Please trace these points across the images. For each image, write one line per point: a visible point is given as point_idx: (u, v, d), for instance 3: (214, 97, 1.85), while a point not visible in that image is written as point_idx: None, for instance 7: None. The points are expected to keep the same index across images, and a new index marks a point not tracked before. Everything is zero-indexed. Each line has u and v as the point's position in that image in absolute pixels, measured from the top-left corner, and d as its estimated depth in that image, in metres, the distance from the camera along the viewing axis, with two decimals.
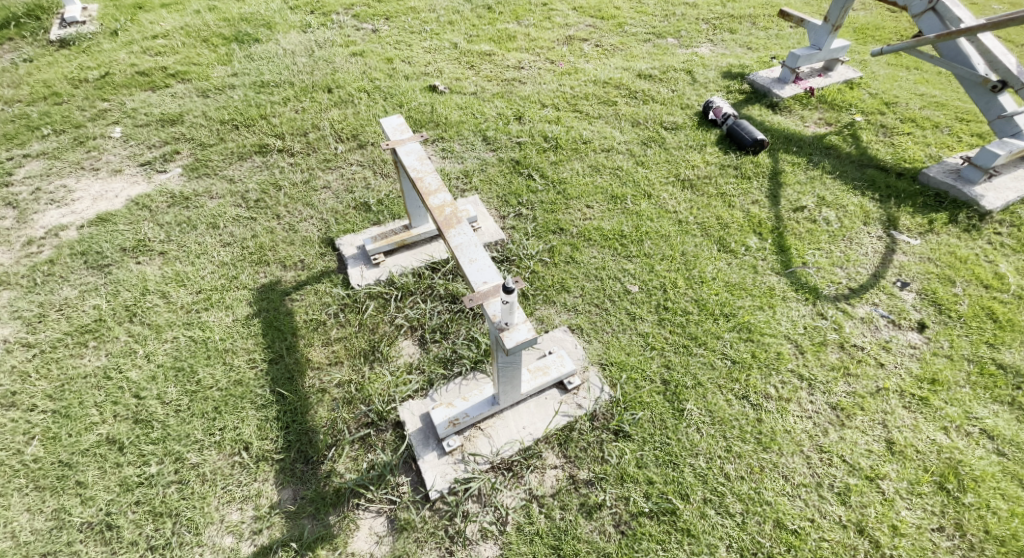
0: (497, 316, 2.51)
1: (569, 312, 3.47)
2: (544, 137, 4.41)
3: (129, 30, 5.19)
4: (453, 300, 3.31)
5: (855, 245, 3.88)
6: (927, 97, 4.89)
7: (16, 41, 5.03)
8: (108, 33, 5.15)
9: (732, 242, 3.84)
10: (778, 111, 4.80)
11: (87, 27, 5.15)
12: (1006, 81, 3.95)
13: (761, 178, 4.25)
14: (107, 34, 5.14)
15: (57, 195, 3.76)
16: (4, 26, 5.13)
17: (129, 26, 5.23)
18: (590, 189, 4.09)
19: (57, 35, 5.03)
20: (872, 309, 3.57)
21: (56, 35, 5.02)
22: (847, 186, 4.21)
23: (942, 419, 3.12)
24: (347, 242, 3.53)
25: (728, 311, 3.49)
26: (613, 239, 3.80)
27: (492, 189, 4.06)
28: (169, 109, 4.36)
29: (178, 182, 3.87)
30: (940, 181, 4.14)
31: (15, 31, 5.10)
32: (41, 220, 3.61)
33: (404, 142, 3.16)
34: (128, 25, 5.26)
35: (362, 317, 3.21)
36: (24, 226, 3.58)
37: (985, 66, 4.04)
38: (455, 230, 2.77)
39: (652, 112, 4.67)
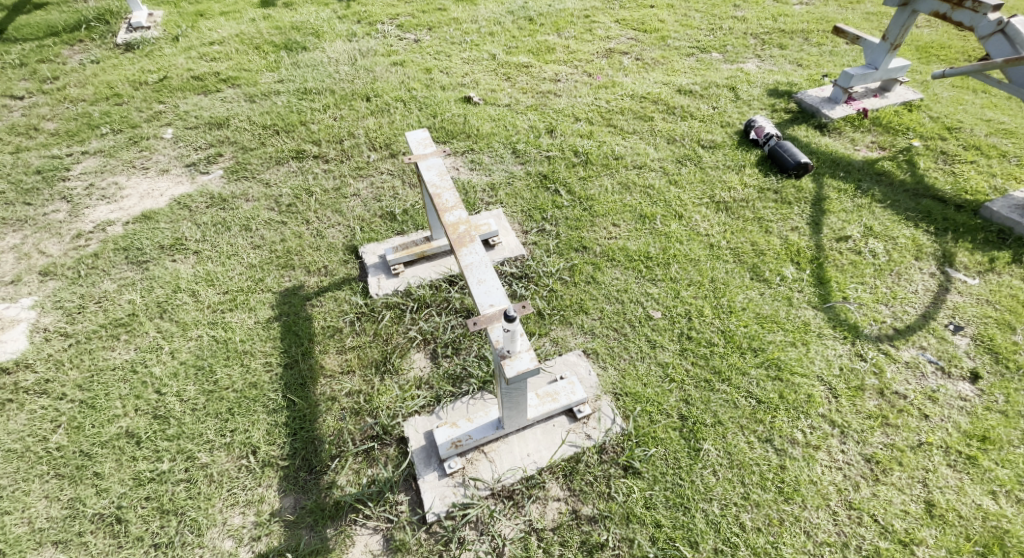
0: (500, 342, 2.46)
1: (585, 335, 3.40)
2: (574, 152, 4.35)
3: (189, 35, 5.45)
4: (468, 316, 3.30)
5: (903, 282, 3.67)
6: (996, 122, 4.55)
7: (86, 43, 5.36)
8: (169, 39, 5.42)
9: (765, 270, 3.68)
10: (827, 132, 4.56)
11: (152, 32, 5.45)
12: None
13: (803, 204, 4.04)
14: (169, 39, 5.41)
15: (108, 191, 3.97)
16: (76, 29, 5.48)
17: (189, 32, 5.49)
18: (619, 207, 3.99)
19: (123, 39, 5.34)
20: (918, 353, 3.38)
21: (124, 39, 5.33)
22: (898, 217, 3.97)
23: (991, 483, 2.93)
24: (370, 251, 3.57)
25: (756, 346, 3.37)
26: (638, 260, 3.70)
27: (518, 203, 4.03)
28: (217, 113, 4.55)
29: (218, 183, 4.02)
30: (1004, 217, 3.87)
31: (86, 34, 5.44)
32: (92, 215, 3.82)
33: (426, 157, 3.18)
34: (188, 31, 5.52)
35: (378, 327, 3.24)
36: (77, 220, 3.80)
37: None
38: (466, 249, 2.75)
39: (689, 129, 4.52)
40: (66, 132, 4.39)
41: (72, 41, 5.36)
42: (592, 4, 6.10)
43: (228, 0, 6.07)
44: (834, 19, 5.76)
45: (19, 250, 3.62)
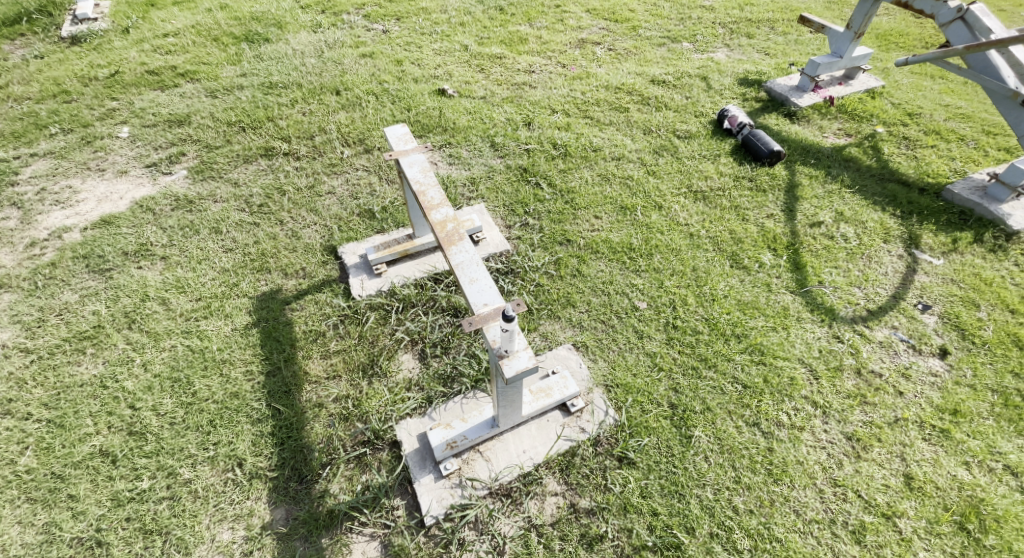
0: (497, 342, 2.43)
1: (574, 328, 3.40)
2: (553, 144, 4.32)
3: (141, 27, 5.16)
4: (455, 314, 3.24)
5: (874, 264, 3.79)
6: (953, 107, 4.75)
7: (27, 37, 5.02)
8: (119, 31, 5.13)
9: (744, 258, 3.74)
10: (796, 120, 4.67)
11: (100, 25, 5.13)
12: None
13: (777, 191, 4.13)
14: (118, 32, 5.11)
15: (62, 195, 3.74)
16: (15, 22, 5.12)
17: (140, 24, 5.20)
18: (600, 199, 4.00)
19: (68, 32, 5.01)
20: (891, 332, 3.49)
21: (70, 32, 5.01)
22: (866, 201, 4.11)
23: (964, 454, 3.06)
24: (349, 251, 3.47)
25: (740, 332, 3.42)
26: (621, 252, 3.71)
27: (499, 198, 3.99)
28: (177, 110, 4.32)
29: (183, 184, 3.83)
30: (965, 198, 4.06)
31: (26, 27, 5.09)
32: (46, 221, 3.59)
33: (408, 153, 3.10)
34: (139, 22, 5.23)
35: (363, 330, 3.15)
36: (30, 227, 3.56)
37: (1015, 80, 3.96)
38: (456, 247, 2.70)
39: (665, 119, 4.55)
40: (11, 133, 4.11)
41: (11, 34, 5.01)
42: None
43: None
44: (796, 8, 5.88)
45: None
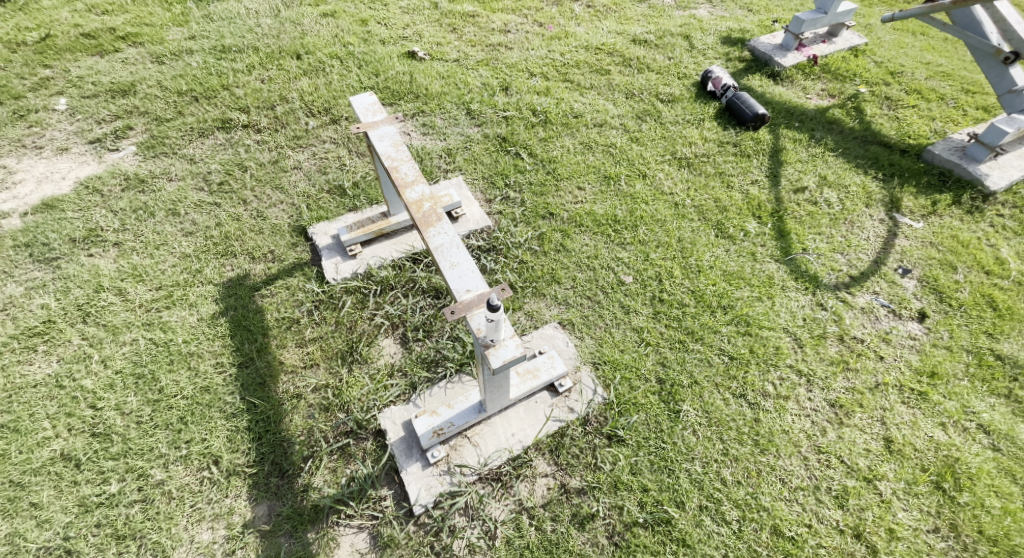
0: (482, 330, 2.30)
1: (559, 306, 3.31)
2: (532, 111, 4.12)
3: None
4: (436, 296, 3.10)
5: (856, 229, 3.77)
6: (933, 65, 4.74)
7: None
8: None
9: (729, 227, 3.68)
10: (779, 81, 4.57)
11: None
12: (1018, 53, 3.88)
13: (761, 156, 4.05)
14: None
15: None
16: None
17: None
18: (583, 168, 3.86)
19: None
20: (873, 298, 3.49)
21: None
22: (848, 164, 4.07)
23: (940, 415, 3.09)
24: (320, 231, 3.27)
25: (726, 303, 3.38)
26: (606, 225, 3.61)
27: (478, 169, 3.82)
28: (120, 78, 3.97)
29: (132, 162, 3.53)
30: (944, 159, 4.05)
31: None
32: None
33: (377, 125, 2.88)
34: None
35: (339, 315, 3.00)
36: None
37: (997, 36, 3.94)
38: (434, 229, 2.53)
39: (647, 82, 4.38)
40: None
41: None
42: None
43: None
44: None
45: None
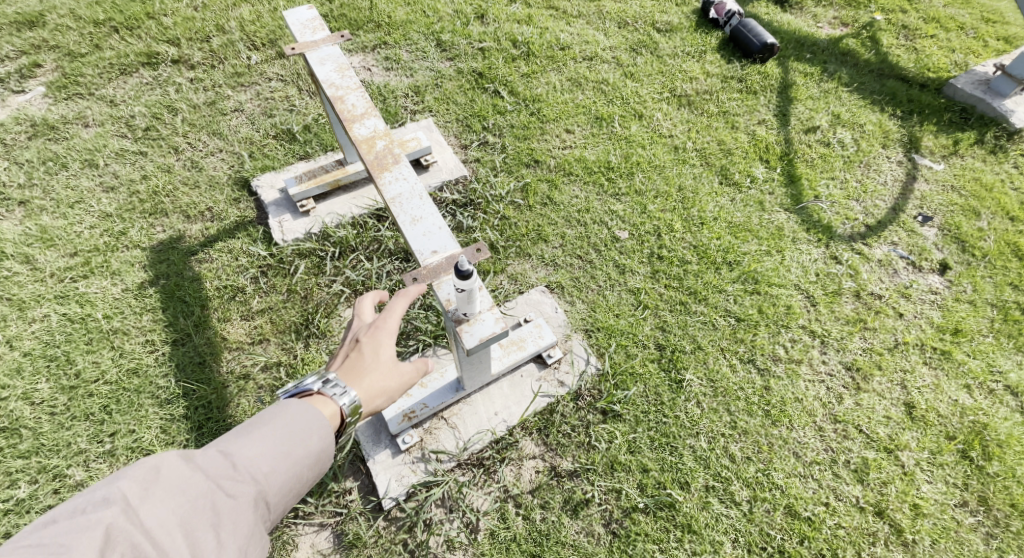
0: (452, 302, 1.92)
1: (547, 267, 2.94)
2: (513, 41, 3.74)
3: None
4: (405, 259, 2.70)
5: (872, 173, 3.41)
6: None
7: None
8: None
9: (734, 172, 3.31)
10: (787, 9, 4.25)
11: None
12: None
13: (768, 93, 3.69)
14: None
15: None
16: None
17: None
18: (571, 108, 3.49)
19: None
20: (891, 249, 3.15)
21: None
22: (864, 101, 3.70)
23: (964, 376, 2.78)
24: (266, 184, 2.83)
25: (732, 259, 3.02)
26: (598, 172, 3.23)
27: (451, 109, 3.44)
28: (27, 8, 3.40)
29: (41, 106, 3.03)
30: (967, 94, 3.68)
31: None
32: None
33: (317, 47, 2.41)
34: None
35: (292, 283, 2.58)
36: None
37: None
38: (390, 175, 2.12)
39: (642, 10, 4.04)
40: None
41: None
42: None
43: None
44: None
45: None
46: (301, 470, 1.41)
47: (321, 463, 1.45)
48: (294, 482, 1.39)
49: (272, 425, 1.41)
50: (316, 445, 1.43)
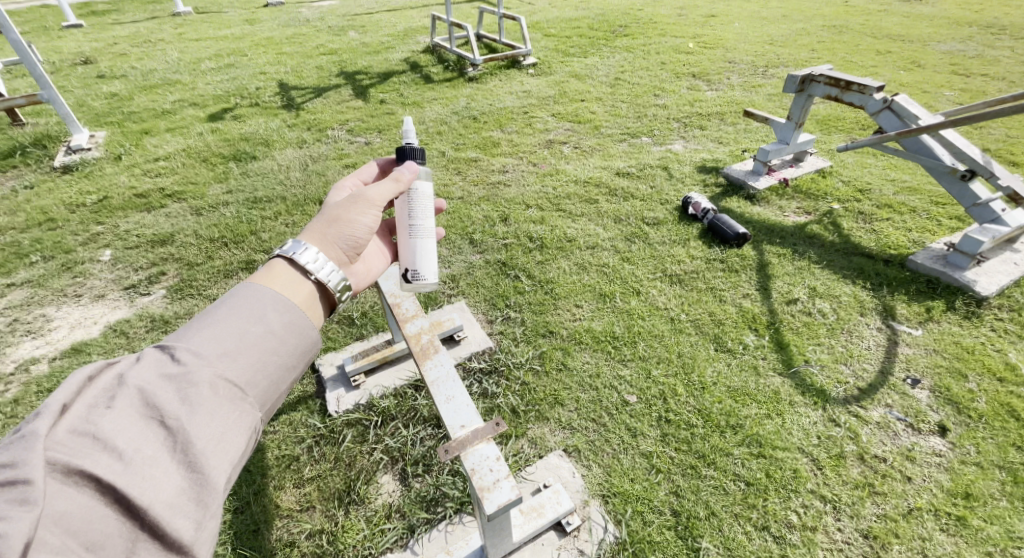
0: (476, 469, 2.56)
1: (564, 430, 3.46)
2: (528, 237, 4.71)
3: (133, 153, 5.48)
4: (437, 424, 3.54)
5: (855, 339, 3.94)
6: (899, 183, 5.34)
7: (22, 169, 5.29)
8: (113, 158, 5.41)
9: (727, 340, 3.90)
10: (756, 202, 5.16)
11: (95, 153, 5.43)
12: (974, 170, 4.28)
13: (749, 271, 4.43)
14: (112, 158, 5.40)
15: (34, 324, 3.76)
16: (11, 155, 5.43)
17: (133, 150, 5.53)
18: (578, 287, 4.30)
19: (62, 161, 5.26)
20: (887, 412, 3.52)
21: (63, 161, 5.25)
22: (836, 276, 4.39)
23: (986, 543, 2.97)
24: (328, 363, 3.91)
25: (734, 423, 3.44)
26: (604, 342, 3.90)
27: (480, 292, 4.30)
28: (161, 230, 4.47)
29: (161, 305, 3.86)
30: (929, 267, 4.31)
31: (22, 158, 5.39)
32: (13, 354, 3.57)
33: (383, 269, 3.52)
34: (132, 149, 5.54)
35: (339, 452, 3.43)
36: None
37: (951, 157, 4.38)
38: (431, 363, 2.96)
39: (633, 209, 4.98)
40: None
41: (6, 166, 5.30)
42: (529, 101, 6.75)
43: (176, 117, 6.27)
44: (743, 101, 6.46)
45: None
46: (268, 329, 1.89)
47: (288, 327, 1.93)
48: (262, 300, 1.94)
49: (221, 309, 1.89)
50: (277, 313, 1.93)
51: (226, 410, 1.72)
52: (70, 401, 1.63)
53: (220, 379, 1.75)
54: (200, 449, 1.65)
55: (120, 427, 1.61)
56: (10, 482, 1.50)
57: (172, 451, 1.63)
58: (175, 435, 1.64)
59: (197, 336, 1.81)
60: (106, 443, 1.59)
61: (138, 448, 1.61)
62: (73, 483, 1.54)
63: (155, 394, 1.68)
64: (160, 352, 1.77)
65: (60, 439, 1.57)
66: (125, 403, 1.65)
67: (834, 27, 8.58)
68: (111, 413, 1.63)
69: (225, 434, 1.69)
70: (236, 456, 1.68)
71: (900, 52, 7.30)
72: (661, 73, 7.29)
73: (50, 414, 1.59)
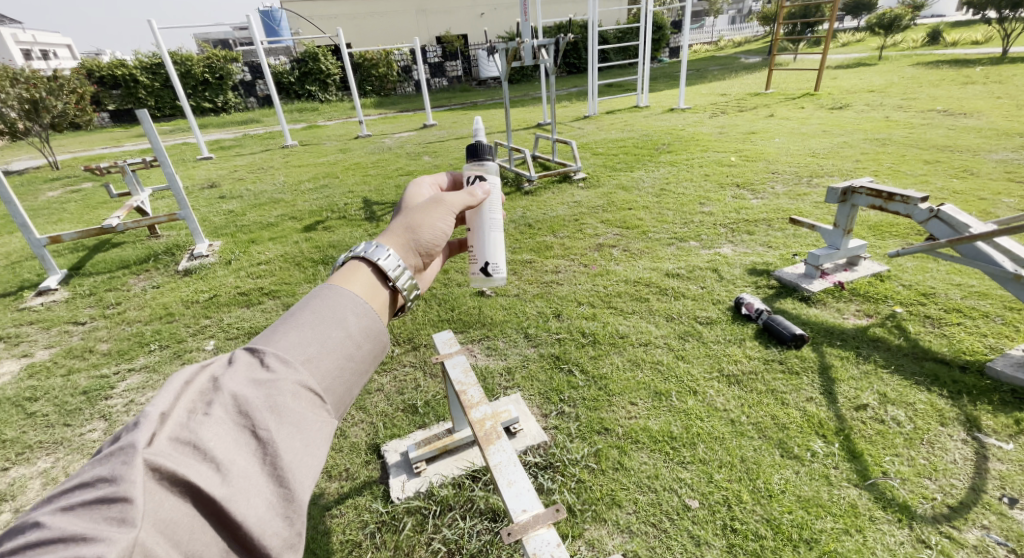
0: (537, 553, 2.66)
1: (623, 533, 3.45)
2: (582, 332, 4.99)
3: (241, 259, 6.35)
4: (493, 518, 3.64)
5: (938, 450, 3.80)
6: (965, 287, 5.31)
7: (152, 271, 6.29)
8: (224, 262, 6.32)
9: (794, 447, 3.86)
10: (812, 303, 5.24)
11: (209, 259, 6.37)
12: None
13: (810, 373, 4.42)
14: (223, 263, 6.29)
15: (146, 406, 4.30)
16: (147, 261, 6.54)
17: (241, 257, 6.40)
18: (633, 384, 4.41)
19: (184, 266, 6.23)
20: (983, 533, 3.36)
21: (185, 266, 6.22)
22: (907, 381, 4.32)
23: None
24: (392, 448, 4.11)
25: (808, 535, 3.36)
26: (663, 442, 3.93)
27: (535, 385, 4.50)
28: (257, 323, 5.07)
29: None
30: (1010, 376, 4.20)
31: (154, 264, 6.43)
32: None
33: (452, 356, 3.82)
34: (240, 256, 6.43)
35: (399, 539, 3.57)
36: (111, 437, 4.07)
37: (1011, 262, 4.45)
38: (495, 447, 3.13)
39: (685, 307, 5.19)
40: (117, 351, 4.89)
41: (141, 269, 6.33)
42: (580, 210, 7.40)
43: (276, 229, 7.23)
44: (789, 208, 6.77)
45: (49, 474, 3.82)
46: (347, 334, 2.11)
47: (363, 334, 2.16)
48: (339, 306, 2.15)
49: (302, 315, 2.11)
50: (356, 317, 2.15)
51: (310, 420, 1.96)
52: (170, 410, 1.88)
53: (303, 388, 1.99)
54: (288, 460, 1.89)
55: (216, 438, 1.85)
56: (121, 492, 1.73)
57: (262, 462, 1.87)
58: (266, 445, 1.89)
59: (282, 345, 2.04)
60: (205, 452, 1.83)
61: (234, 459, 1.85)
62: (176, 492, 1.77)
63: (245, 404, 1.92)
64: (250, 360, 2.01)
65: (164, 447, 1.80)
66: (221, 414, 1.89)
67: (877, 140, 8.94)
68: (209, 422, 1.87)
69: (308, 444, 1.94)
70: (318, 469, 1.91)
71: (951, 161, 7.44)
72: (705, 184, 7.79)
73: (154, 424, 1.83)
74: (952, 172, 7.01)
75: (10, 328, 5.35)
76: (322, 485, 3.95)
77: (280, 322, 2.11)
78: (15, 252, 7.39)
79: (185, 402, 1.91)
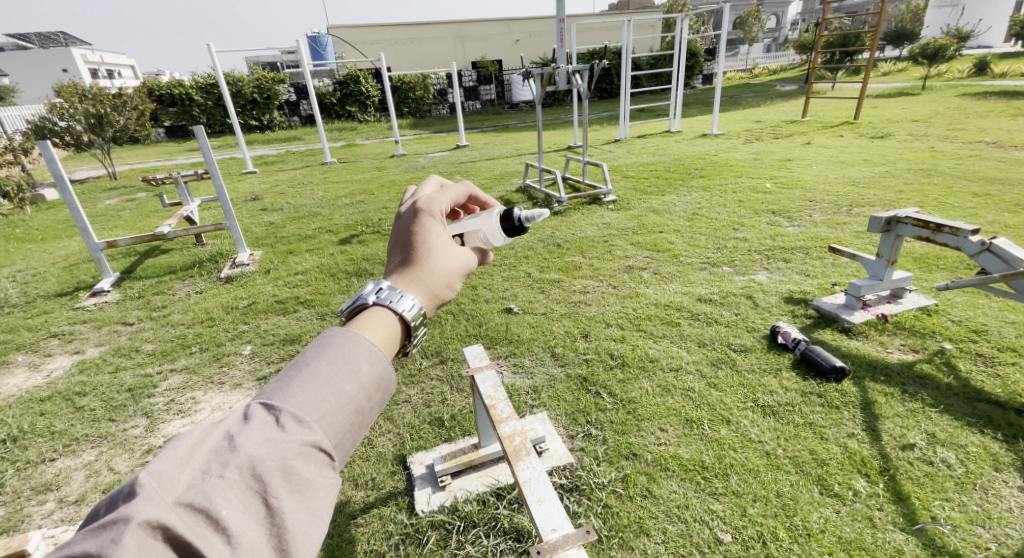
0: None
1: None
2: (610, 354, 4.95)
3: (279, 269, 6.59)
4: (517, 537, 3.60)
5: (992, 497, 3.59)
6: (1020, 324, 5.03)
7: (197, 277, 6.60)
8: (264, 271, 6.59)
9: (834, 484, 3.69)
10: (853, 335, 5.05)
11: (250, 267, 6.66)
12: None
13: (851, 408, 4.23)
14: (262, 272, 6.56)
15: (185, 405, 4.48)
16: (193, 267, 6.88)
17: (280, 266, 6.66)
18: (663, 410, 4.31)
19: (226, 274, 6.51)
20: None
21: (227, 273, 6.52)
22: (958, 421, 4.09)
23: None
24: (418, 461, 4.12)
25: None
26: (693, 471, 3.82)
27: (561, 405, 4.47)
28: (291, 330, 5.26)
29: None
30: None
31: (199, 270, 6.74)
32: (165, 429, 4.28)
33: (482, 370, 3.80)
34: (279, 265, 6.69)
35: (422, 551, 3.57)
36: (151, 434, 4.24)
37: None
38: (524, 464, 3.10)
39: (717, 333, 5.09)
40: (161, 351, 5.14)
41: (188, 275, 6.65)
42: (609, 232, 7.43)
43: (314, 241, 7.48)
44: (827, 237, 6.61)
45: (92, 466, 3.99)
46: (361, 387, 1.95)
47: (381, 383, 1.99)
48: (359, 352, 1.99)
49: (316, 366, 1.94)
50: (371, 366, 1.98)
51: (321, 488, 1.82)
52: (168, 478, 1.72)
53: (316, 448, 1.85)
54: (294, 535, 1.76)
55: (215, 510, 1.70)
56: None
57: (272, 532, 1.75)
58: (270, 516, 1.76)
59: (295, 401, 1.88)
60: (204, 528, 1.69)
61: (237, 534, 1.71)
62: None
63: (253, 470, 1.77)
64: (265, 417, 1.85)
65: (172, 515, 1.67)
66: (223, 481, 1.74)
67: (921, 169, 8.69)
68: (219, 487, 1.73)
69: (317, 515, 1.80)
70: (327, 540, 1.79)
71: (1002, 195, 7.13)
72: (739, 210, 7.70)
73: (146, 495, 1.66)
74: (1005, 205, 6.72)
75: (65, 326, 5.69)
76: (348, 493, 3.96)
77: (298, 370, 1.94)
78: (72, 255, 7.85)
79: (184, 467, 1.75)
